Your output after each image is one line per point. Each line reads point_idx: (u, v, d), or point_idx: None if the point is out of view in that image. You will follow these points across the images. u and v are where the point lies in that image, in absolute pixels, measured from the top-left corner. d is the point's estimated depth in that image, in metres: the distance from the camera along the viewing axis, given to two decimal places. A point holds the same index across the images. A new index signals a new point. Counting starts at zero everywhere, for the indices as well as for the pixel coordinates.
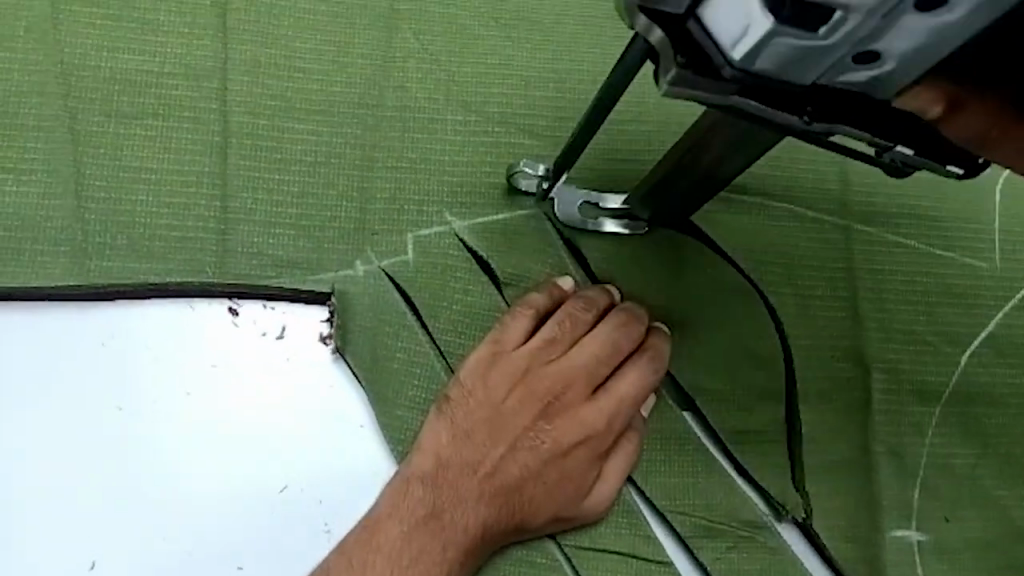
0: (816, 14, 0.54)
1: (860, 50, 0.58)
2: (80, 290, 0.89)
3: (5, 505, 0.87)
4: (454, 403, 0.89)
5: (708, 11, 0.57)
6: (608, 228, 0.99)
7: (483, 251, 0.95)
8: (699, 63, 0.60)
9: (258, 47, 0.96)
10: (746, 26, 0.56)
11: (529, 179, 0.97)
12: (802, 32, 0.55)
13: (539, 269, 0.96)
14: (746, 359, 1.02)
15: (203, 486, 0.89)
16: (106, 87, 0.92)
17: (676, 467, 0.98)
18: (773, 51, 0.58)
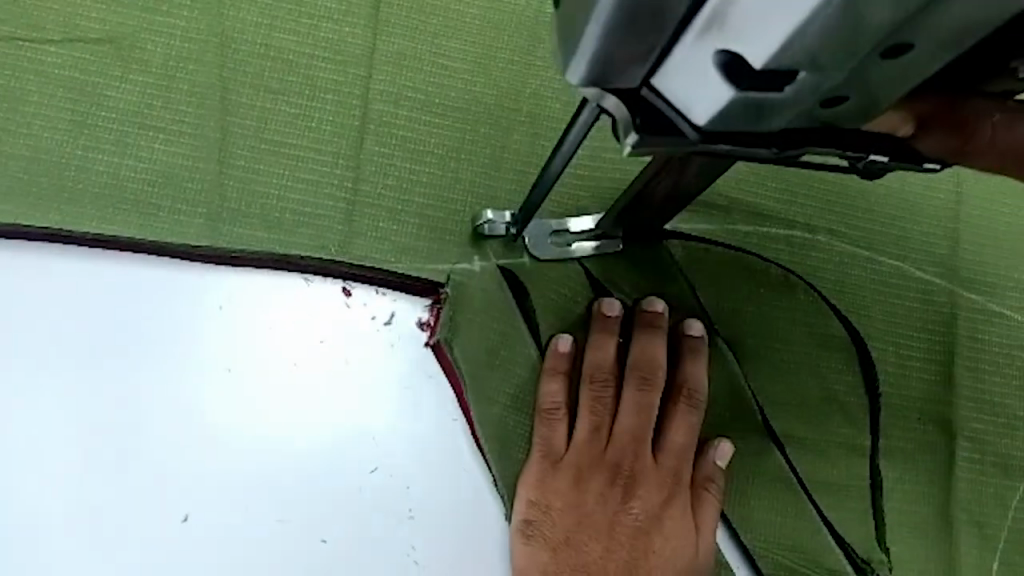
0: (773, 81, 0.52)
1: (828, 95, 0.56)
2: (211, 252, 0.92)
3: (109, 449, 0.90)
4: (544, 465, 0.91)
5: (662, 81, 0.56)
6: (582, 251, 0.97)
7: (595, 270, 0.97)
8: (659, 125, 0.59)
9: (406, 40, 0.99)
10: (704, 95, 0.55)
11: (498, 224, 0.95)
12: (766, 93, 0.53)
13: (648, 289, 0.98)
14: (837, 407, 1.01)
15: (296, 459, 0.92)
16: (259, 62, 0.96)
17: (766, 506, 0.98)
18: (733, 113, 0.56)
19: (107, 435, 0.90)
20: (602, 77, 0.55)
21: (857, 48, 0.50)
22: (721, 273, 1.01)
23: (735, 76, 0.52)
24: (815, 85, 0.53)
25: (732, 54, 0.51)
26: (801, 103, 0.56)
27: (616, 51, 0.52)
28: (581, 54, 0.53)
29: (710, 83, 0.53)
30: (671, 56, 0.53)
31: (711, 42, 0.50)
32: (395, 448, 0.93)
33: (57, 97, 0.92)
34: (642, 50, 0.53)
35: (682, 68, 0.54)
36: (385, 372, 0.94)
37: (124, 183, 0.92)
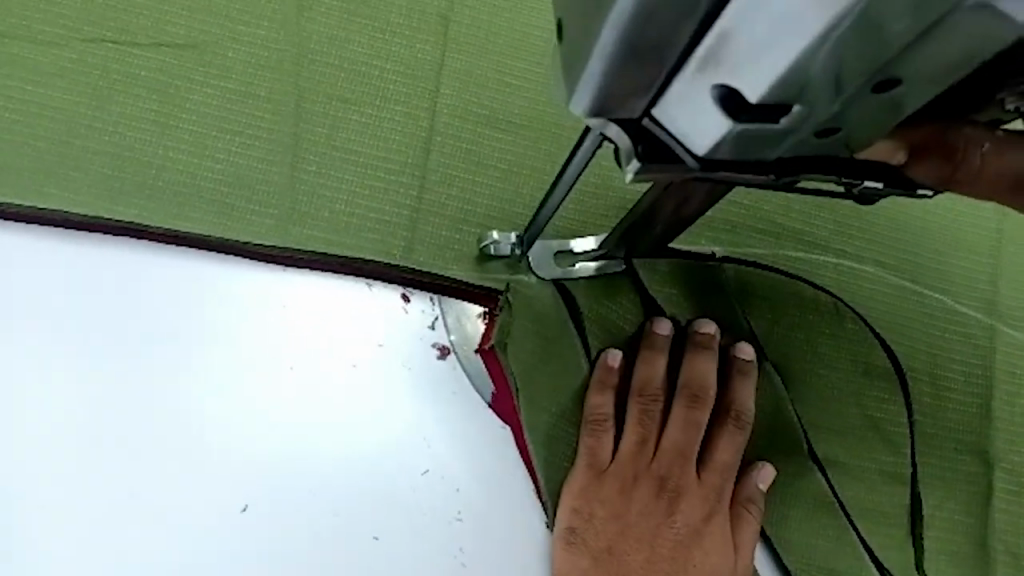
0: (768, 114, 0.54)
1: (826, 127, 0.56)
2: (278, 252, 0.95)
3: (168, 438, 0.93)
4: (589, 474, 0.93)
5: (662, 112, 0.57)
6: (583, 271, 0.98)
7: (647, 283, 0.98)
8: (660, 153, 0.61)
9: (474, 57, 1.02)
10: (701, 125, 0.56)
11: (504, 245, 0.96)
12: (763, 124, 0.55)
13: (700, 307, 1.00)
14: (879, 434, 1.03)
15: (349, 457, 0.95)
16: (333, 72, 0.99)
17: (807, 527, 0.99)
18: (734, 143, 0.57)
19: (164, 426, 0.93)
20: (605, 105, 0.56)
21: (848, 83, 0.51)
22: (772, 298, 1.03)
23: (731, 108, 0.54)
24: (811, 118, 0.55)
25: (727, 88, 0.52)
26: (798, 134, 0.57)
27: (619, 81, 0.54)
28: (585, 81, 0.54)
29: (709, 115, 0.55)
30: (671, 88, 0.54)
31: (706, 77, 0.52)
32: (447, 450, 0.96)
33: (141, 98, 0.97)
34: (645, 81, 0.54)
35: (684, 103, 0.55)
36: (439, 378, 0.97)
37: (201, 182, 0.96)
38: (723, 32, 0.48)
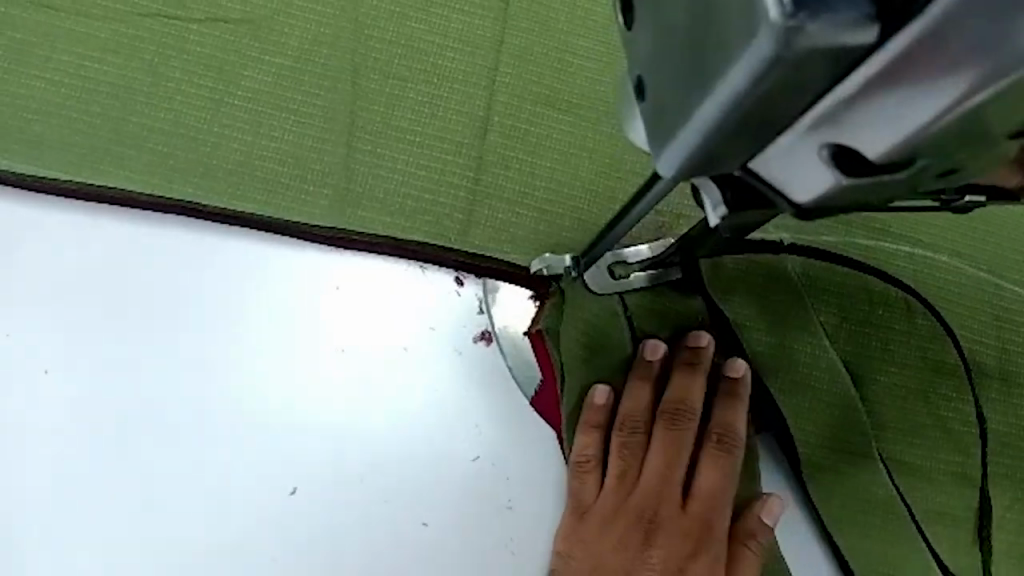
0: (884, 170, 0.47)
1: (944, 171, 0.50)
2: (330, 233, 0.94)
3: (217, 419, 0.92)
4: (575, 508, 0.89)
5: (761, 168, 0.50)
6: (638, 282, 0.90)
7: (714, 292, 0.92)
8: (749, 203, 0.55)
9: (536, 34, 0.99)
10: (804, 176, 0.48)
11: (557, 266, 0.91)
12: (878, 176, 0.47)
13: (772, 301, 0.93)
14: (947, 438, 0.95)
15: (399, 442, 0.93)
16: (390, 49, 0.97)
17: (875, 532, 0.91)
18: (835, 197, 0.50)
19: (211, 407, 0.92)
20: (702, 165, 0.48)
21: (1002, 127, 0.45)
22: (839, 293, 0.97)
23: (846, 170, 0.47)
24: (929, 168, 0.48)
25: (839, 146, 0.45)
26: (912, 183, 0.51)
27: (724, 146, 0.46)
28: (681, 142, 0.47)
29: (813, 168, 0.47)
30: (769, 148, 0.47)
31: (817, 134, 0.44)
32: (495, 436, 0.94)
33: (197, 76, 0.95)
34: (750, 142, 0.46)
35: (786, 158, 0.47)
36: (486, 366, 0.95)
37: (255, 161, 0.94)
38: (847, 93, 0.41)
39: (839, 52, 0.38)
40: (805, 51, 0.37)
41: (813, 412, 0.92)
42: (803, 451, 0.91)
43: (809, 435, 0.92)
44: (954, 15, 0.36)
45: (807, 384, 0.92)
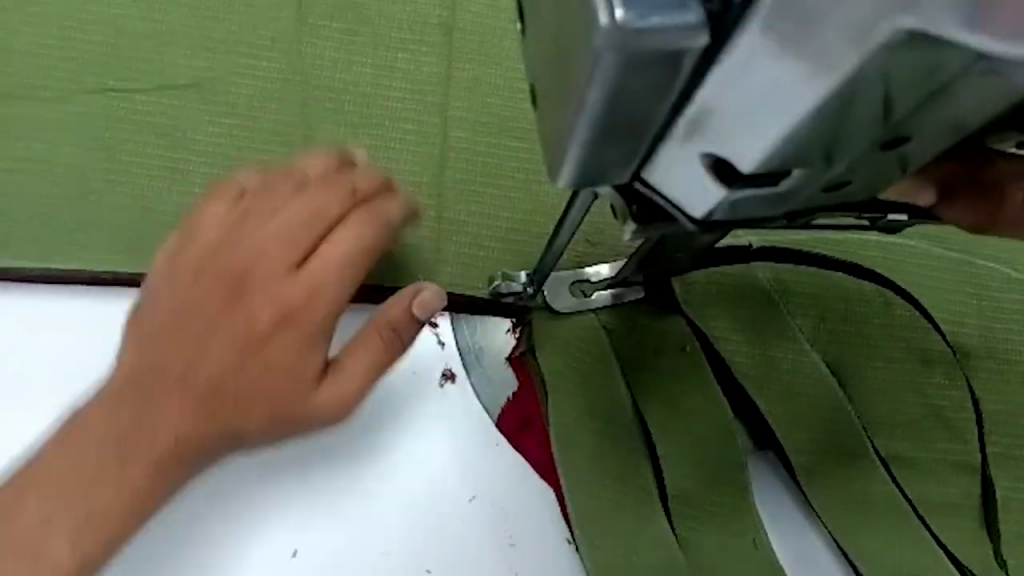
0: (762, 181, 0.51)
1: (829, 183, 0.56)
2: None
3: (205, 488, 0.89)
4: None
5: (655, 181, 0.55)
6: (601, 300, 0.93)
7: (690, 311, 0.94)
8: (658, 214, 0.60)
9: (482, 66, 0.99)
10: (698, 193, 0.54)
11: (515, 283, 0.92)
12: (763, 189, 0.52)
13: (745, 314, 0.95)
14: (940, 424, 0.94)
15: (393, 492, 0.91)
16: (339, 97, 0.96)
17: (878, 530, 0.88)
18: (730, 208, 0.55)
19: (196, 477, 0.89)
20: (592, 172, 0.53)
21: (862, 142, 0.51)
22: (812, 295, 0.97)
23: (727, 177, 0.51)
24: (813, 180, 0.54)
25: (717, 157, 0.50)
26: (796, 192, 0.55)
27: (603, 151, 0.51)
28: (565, 156, 0.51)
29: (704, 183, 0.53)
30: (657, 156, 0.52)
31: (693, 144, 0.50)
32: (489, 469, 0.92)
33: (149, 145, 0.94)
34: (626, 148, 0.51)
35: (674, 168, 0.53)
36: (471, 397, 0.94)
37: None
38: (705, 100, 0.46)
39: (670, 52, 0.42)
40: (642, 47, 0.42)
41: (804, 418, 0.91)
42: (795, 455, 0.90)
43: (802, 442, 0.90)
44: (768, 30, 0.41)
45: (793, 391, 0.92)
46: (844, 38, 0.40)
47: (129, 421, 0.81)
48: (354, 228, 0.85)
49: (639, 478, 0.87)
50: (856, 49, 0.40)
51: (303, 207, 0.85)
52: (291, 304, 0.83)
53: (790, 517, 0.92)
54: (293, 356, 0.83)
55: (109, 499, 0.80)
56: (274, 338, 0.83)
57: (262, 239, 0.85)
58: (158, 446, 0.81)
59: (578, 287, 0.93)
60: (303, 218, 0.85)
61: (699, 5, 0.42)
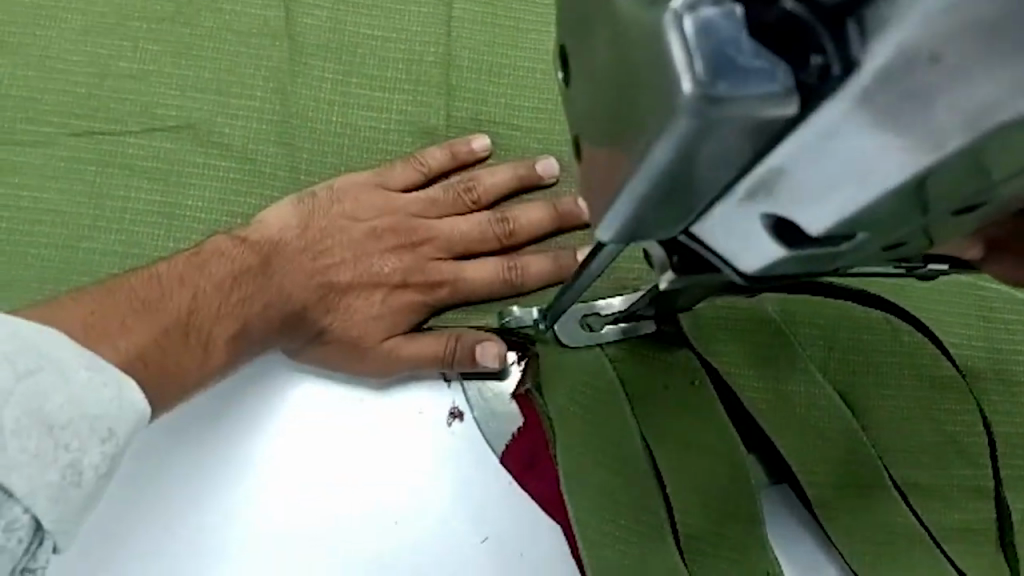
0: (825, 241, 0.48)
1: (886, 243, 0.53)
2: (299, 321, 0.85)
3: (216, 548, 0.82)
4: None
5: (704, 235, 0.51)
6: (610, 335, 0.85)
7: (699, 344, 0.91)
8: (695, 265, 0.59)
9: (481, 101, 0.97)
10: (751, 246, 0.50)
11: (525, 318, 0.88)
12: (824, 248, 0.49)
13: (756, 344, 0.93)
14: (953, 450, 0.94)
15: (404, 537, 0.84)
16: (337, 140, 0.94)
17: (895, 564, 0.86)
18: (783, 262, 0.52)
19: (207, 540, 0.82)
20: (639, 232, 0.47)
21: (925, 213, 0.48)
22: (821, 326, 0.96)
23: (787, 236, 0.48)
24: (870, 243, 0.51)
25: (778, 217, 0.46)
26: (854, 249, 0.52)
27: (657, 215, 0.44)
28: (615, 214, 0.44)
29: (761, 242, 0.49)
30: (709, 217, 0.46)
31: (765, 205, 0.44)
32: (504, 507, 0.85)
33: (142, 190, 0.90)
34: (684, 211, 0.44)
35: (729, 230, 0.49)
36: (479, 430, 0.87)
37: None
38: (773, 168, 0.39)
39: (760, 124, 0.35)
40: (728, 117, 0.34)
41: (817, 452, 0.89)
42: (814, 489, 0.88)
43: (819, 475, 0.88)
44: (866, 107, 0.35)
45: (810, 425, 0.90)
46: (954, 118, 0.36)
47: (216, 296, 0.83)
48: (542, 224, 0.90)
49: (650, 515, 0.82)
50: (965, 133, 0.37)
51: (438, 233, 0.90)
52: (363, 284, 0.88)
53: (808, 555, 0.90)
54: (360, 330, 0.86)
55: (188, 368, 0.79)
56: (345, 297, 0.87)
57: (346, 233, 0.89)
58: (235, 353, 0.82)
59: (586, 321, 0.84)
60: (450, 195, 0.91)
61: (788, 68, 0.34)
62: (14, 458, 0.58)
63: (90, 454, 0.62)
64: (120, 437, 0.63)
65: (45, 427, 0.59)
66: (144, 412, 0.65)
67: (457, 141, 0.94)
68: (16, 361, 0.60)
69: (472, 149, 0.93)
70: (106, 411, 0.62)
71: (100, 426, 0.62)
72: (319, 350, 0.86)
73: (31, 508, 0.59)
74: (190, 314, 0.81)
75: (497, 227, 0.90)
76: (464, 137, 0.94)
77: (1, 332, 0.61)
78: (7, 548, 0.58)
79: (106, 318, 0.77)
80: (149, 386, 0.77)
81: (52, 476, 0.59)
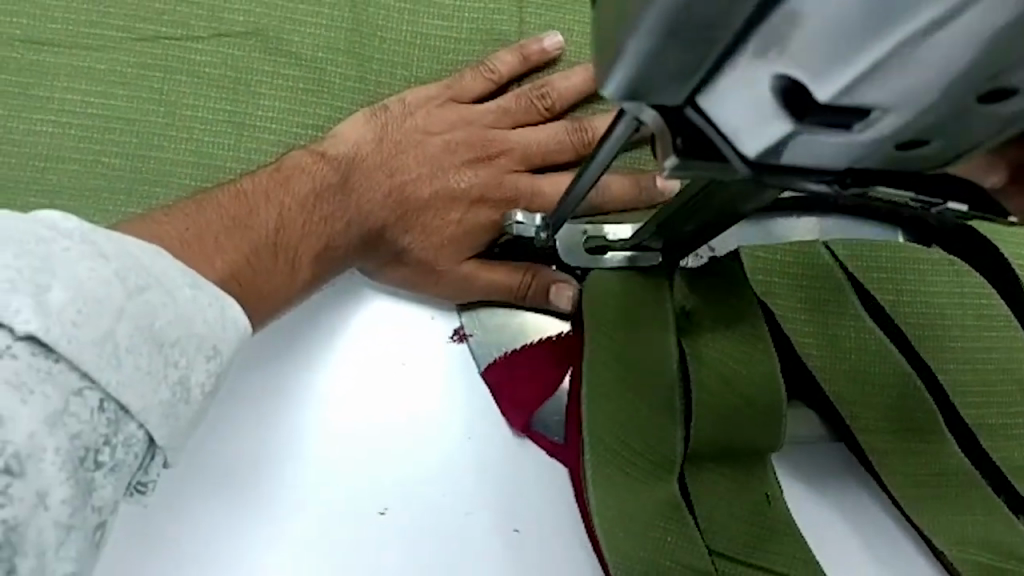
0: (838, 117, 0.45)
1: (909, 142, 0.48)
2: (377, 237, 0.85)
3: (292, 468, 0.82)
4: None
5: (713, 102, 0.48)
6: (612, 260, 0.82)
7: (756, 285, 0.89)
8: (704, 150, 0.51)
9: (554, 13, 0.94)
10: (755, 125, 0.48)
11: (528, 228, 0.85)
12: (831, 129, 0.46)
13: (816, 288, 0.90)
14: (1014, 385, 0.93)
15: (481, 460, 0.84)
16: (406, 49, 0.92)
17: (948, 500, 0.85)
18: (795, 149, 0.48)
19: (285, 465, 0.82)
20: (647, 88, 0.48)
21: (959, 112, 0.44)
22: (886, 265, 0.94)
23: (795, 105, 0.45)
24: (886, 136, 0.46)
25: (790, 83, 0.44)
26: (870, 145, 0.48)
27: (663, 63, 0.46)
28: (621, 59, 0.46)
29: (766, 113, 0.46)
30: (719, 75, 0.47)
31: (774, 60, 0.43)
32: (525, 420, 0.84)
33: (211, 98, 0.88)
34: (687, 63, 0.46)
35: (739, 95, 0.47)
36: (494, 334, 0.88)
37: None
38: (784, 13, 0.41)
39: None
40: None
41: (874, 396, 0.87)
42: (863, 426, 0.86)
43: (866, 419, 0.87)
44: None
45: (854, 371, 0.87)
46: None
47: (300, 215, 0.83)
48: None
49: (664, 449, 0.76)
50: None
51: (515, 146, 0.89)
52: (441, 200, 0.87)
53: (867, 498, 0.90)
54: (438, 250, 0.86)
55: (277, 282, 0.79)
56: (423, 214, 0.86)
57: (420, 148, 0.88)
58: (321, 270, 0.82)
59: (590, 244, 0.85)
60: (524, 103, 0.90)
61: None
62: (129, 375, 0.60)
63: (196, 370, 0.64)
64: (223, 356, 0.66)
65: (154, 345, 0.61)
66: (245, 329, 0.68)
67: (525, 40, 0.91)
68: (126, 278, 0.61)
69: (543, 48, 0.91)
70: (208, 329, 0.65)
71: (206, 345, 0.65)
72: (397, 269, 0.86)
73: (145, 425, 0.61)
74: (278, 232, 0.81)
75: (575, 136, 0.89)
76: (534, 36, 0.92)
77: (111, 248, 0.62)
78: (125, 462, 0.60)
79: (201, 234, 0.77)
80: (249, 306, 0.77)
81: (162, 393, 0.61)
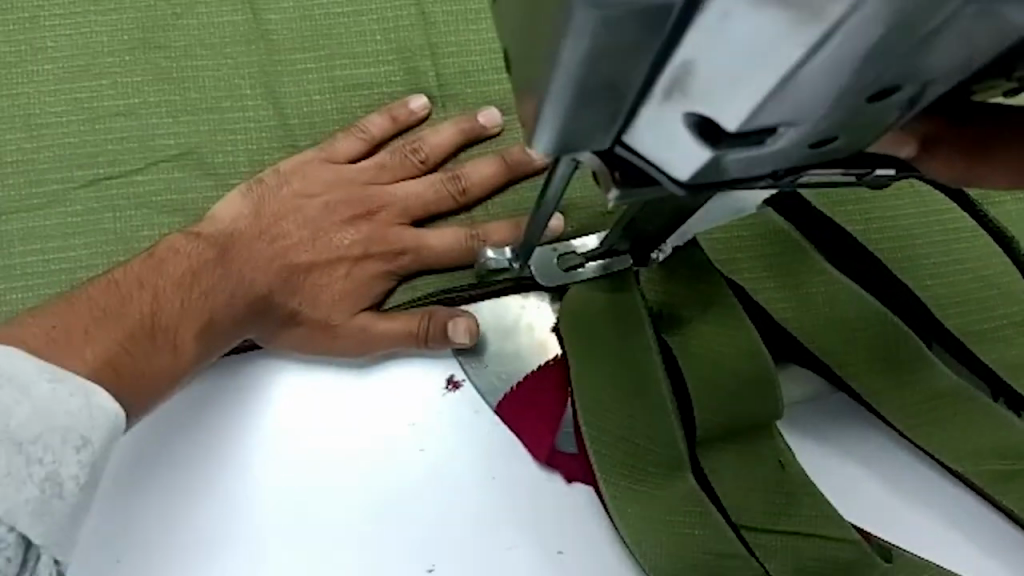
0: (750, 136, 0.49)
1: (820, 142, 0.51)
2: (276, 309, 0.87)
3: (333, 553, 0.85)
4: None
5: (634, 141, 0.52)
6: (588, 271, 0.87)
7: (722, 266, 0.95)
8: (640, 179, 0.56)
9: (468, 57, 0.97)
10: (679, 157, 0.52)
11: (500, 259, 0.88)
12: (747, 147, 0.50)
13: (779, 257, 0.96)
14: (990, 289, 0.96)
15: (507, 496, 0.88)
16: (337, 128, 0.94)
17: (953, 417, 0.88)
18: (722, 167, 0.52)
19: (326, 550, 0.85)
20: (572, 142, 0.52)
21: (857, 112, 0.49)
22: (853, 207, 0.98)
23: (709, 134, 0.49)
24: (798, 141, 0.50)
25: (701, 116, 0.48)
26: (787, 151, 0.51)
27: (581, 118, 0.50)
28: (543, 123, 0.50)
29: (683, 141, 0.50)
30: (636, 120, 0.50)
31: (681, 98, 0.47)
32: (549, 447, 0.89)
33: (162, 225, 0.90)
34: (604, 117, 0.50)
35: (658, 134, 0.51)
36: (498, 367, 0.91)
37: None
38: (679, 62, 0.45)
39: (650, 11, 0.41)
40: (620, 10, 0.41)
41: (853, 346, 0.91)
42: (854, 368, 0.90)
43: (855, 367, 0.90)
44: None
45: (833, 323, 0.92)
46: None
47: (178, 294, 0.84)
48: (495, 178, 0.92)
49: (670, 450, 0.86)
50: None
51: (394, 200, 0.91)
52: (323, 261, 0.89)
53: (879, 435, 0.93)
54: (329, 311, 0.88)
55: (154, 366, 0.80)
56: (310, 276, 0.88)
57: (299, 213, 0.90)
58: (205, 350, 0.84)
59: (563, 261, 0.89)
60: (398, 159, 0.92)
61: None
62: None
63: (66, 463, 0.65)
64: (92, 445, 0.66)
65: (12, 444, 0.63)
66: (115, 414, 0.68)
67: (393, 104, 0.94)
68: None
69: (410, 109, 0.93)
70: (75, 420, 0.65)
71: (70, 436, 0.65)
72: (289, 333, 0.88)
73: (15, 525, 0.62)
74: (154, 316, 0.82)
75: (450, 186, 0.92)
76: (400, 101, 0.94)
77: None
78: None
79: (70, 331, 0.78)
80: (122, 397, 0.77)
81: (30, 491, 0.63)
